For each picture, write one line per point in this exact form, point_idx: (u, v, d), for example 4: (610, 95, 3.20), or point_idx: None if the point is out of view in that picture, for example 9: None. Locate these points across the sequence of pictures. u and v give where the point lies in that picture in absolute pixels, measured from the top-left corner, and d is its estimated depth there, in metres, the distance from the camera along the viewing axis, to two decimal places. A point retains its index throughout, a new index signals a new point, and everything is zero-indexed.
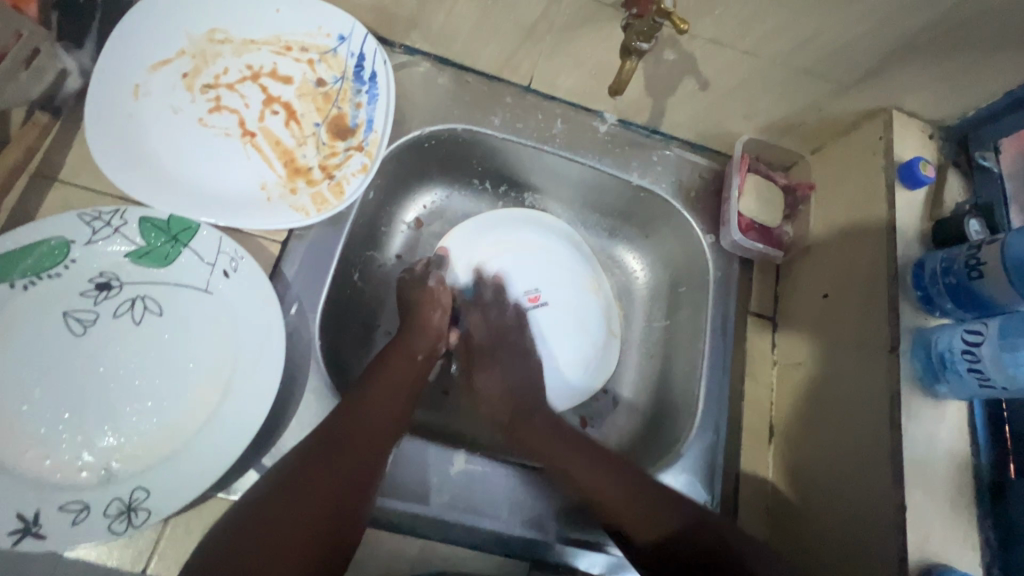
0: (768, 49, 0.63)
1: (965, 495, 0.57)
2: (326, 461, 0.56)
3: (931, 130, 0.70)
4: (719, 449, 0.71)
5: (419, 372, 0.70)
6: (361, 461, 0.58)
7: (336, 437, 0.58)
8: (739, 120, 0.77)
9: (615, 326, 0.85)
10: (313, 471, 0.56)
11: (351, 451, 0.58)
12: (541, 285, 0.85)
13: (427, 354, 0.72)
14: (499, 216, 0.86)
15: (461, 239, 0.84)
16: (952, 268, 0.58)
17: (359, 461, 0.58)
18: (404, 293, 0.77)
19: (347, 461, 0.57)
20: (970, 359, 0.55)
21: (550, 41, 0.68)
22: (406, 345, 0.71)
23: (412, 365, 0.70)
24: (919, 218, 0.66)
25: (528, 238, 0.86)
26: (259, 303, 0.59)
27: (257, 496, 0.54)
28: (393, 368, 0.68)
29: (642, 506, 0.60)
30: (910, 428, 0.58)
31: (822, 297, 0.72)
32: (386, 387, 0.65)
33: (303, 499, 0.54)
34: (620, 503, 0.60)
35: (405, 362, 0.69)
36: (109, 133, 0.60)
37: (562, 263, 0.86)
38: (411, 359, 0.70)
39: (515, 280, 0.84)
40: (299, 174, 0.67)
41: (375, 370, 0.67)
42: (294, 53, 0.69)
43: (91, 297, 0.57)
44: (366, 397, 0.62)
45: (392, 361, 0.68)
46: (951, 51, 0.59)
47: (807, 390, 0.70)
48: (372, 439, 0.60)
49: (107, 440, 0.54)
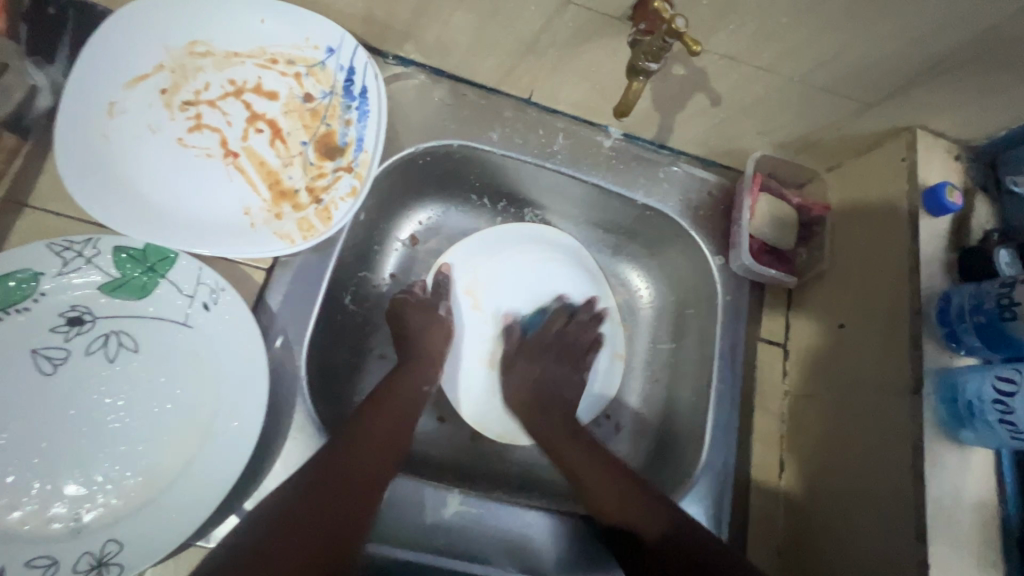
0: (786, 66, 0.59)
1: (990, 549, 0.54)
2: (315, 502, 0.53)
3: (957, 151, 0.66)
4: (727, 486, 0.67)
5: (421, 402, 0.67)
6: (351, 502, 0.55)
7: (327, 476, 0.55)
8: (752, 136, 0.72)
9: (620, 348, 0.81)
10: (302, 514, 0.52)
11: (341, 491, 0.55)
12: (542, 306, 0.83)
13: (432, 386, 0.70)
14: (502, 231, 0.82)
15: (463, 255, 0.80)
16: (982, 306, 0.54)
17: (352, 503, 0.55)
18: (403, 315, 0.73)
19: (340, 502, 0.54)
20: (1001, 410, 0.51)
21: (553, 54, 0.63)
22: (407, 375, 0.68)
23: (413, 395, 0.67)
24: (944, 247, 0.62)
25: (531, 255, 0.83)
26: (241, 339, 0.56)
27: (238, 542, 0.50)
28: (396, 400, 0.65)
29: (642, 503, 0.60)
30: (933, 478, 0.54)
31: (837, 327, 0.68)
32: (382, 421, 0.62)
33: (294, 541, 0.51)
34: (611, 497, 0.62)
35: (408, 393, 0.67)
36: (80, 156, 0.56)
37: (564, 280, 0.83)
38: (416, 392, 0.68)
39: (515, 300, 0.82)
40: (285, 198, 0.63)
41: (368, 403, 0.64)
42: (279, 66, 0.65)
43: (62, 333, 0.54)
44: (358, 433, 0.59)
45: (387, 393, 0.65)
46: (987, 70, 0.55)
47: (820, 425, 0.66)
48: (368, 478, 0.57)
49: (78, 488, 0.51)
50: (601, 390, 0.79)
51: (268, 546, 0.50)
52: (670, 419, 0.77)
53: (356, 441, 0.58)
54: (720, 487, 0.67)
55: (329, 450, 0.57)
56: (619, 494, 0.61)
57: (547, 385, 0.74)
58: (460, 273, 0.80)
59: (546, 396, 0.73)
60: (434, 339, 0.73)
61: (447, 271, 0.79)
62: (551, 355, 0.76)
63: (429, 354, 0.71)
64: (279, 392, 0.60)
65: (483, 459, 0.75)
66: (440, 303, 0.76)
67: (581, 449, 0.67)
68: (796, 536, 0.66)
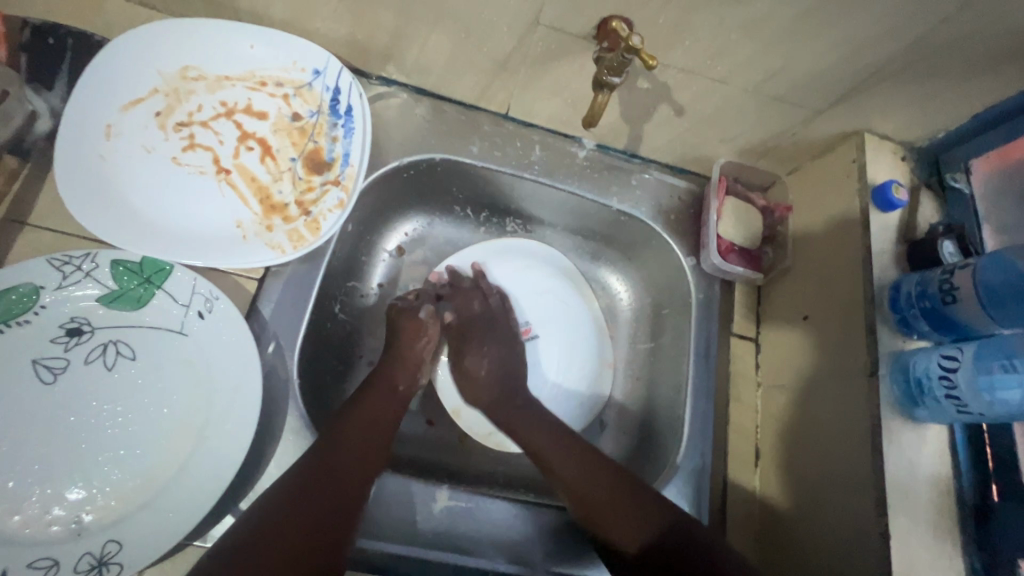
0: (739, 77, 0.64)
1: (947, 520, 0.57)
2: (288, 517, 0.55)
3: (903, 152, 0.72)
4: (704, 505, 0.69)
5: (401, 403, 0.70)
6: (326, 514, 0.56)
7: (306, 485, 0.57)
8: (715, 144, 0.77)
9: (608, 355, 0.86)
10: (277, 533, 0.54)
11: (316, 503, 0.57)
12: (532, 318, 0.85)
13: (408, 386, 0.73)
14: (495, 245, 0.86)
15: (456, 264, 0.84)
16: (926, 292, 0.59)
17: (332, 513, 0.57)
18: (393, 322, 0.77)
19: (315, 516, 0.56)
20: (947, 385, 0.55)
21: (526, 72, 0.68)
22: (388, 375, 0.72)
23: (391, 398, 0.70)
24: (894, 240, 0.67)
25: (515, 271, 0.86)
26: (234, 347, 0.58)
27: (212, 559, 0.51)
28: (380, 404, 0.68)
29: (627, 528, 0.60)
30: (891, 454, 0.57)
31: (802, 319, 0.72)
32: (362, 427, 0.64)
33: (278, 545, 0.53)
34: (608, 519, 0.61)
35: (385, 393, 0.69)
36: (79, 174, 0.59)
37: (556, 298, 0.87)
38: (393, 390, 0.71)
39: None
40: (275, 211, 0.66)
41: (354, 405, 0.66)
42: (268, 88, 0.69)
43: (61, 344, 0.56)
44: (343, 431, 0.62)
45: (373, 394, 0.68)
46: (921, 76, 0.60)
47: (790, 412, 0.70)
48: (342, 487, 0.59)
49: (78, 493, 0.53)
50: (591, 394, 0.83)
51: (266, 526, 0.54)
52: (650, 414, 0.80)
53: (345, 437, 0.62)
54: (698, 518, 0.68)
55: (320, 449, 0.59)
56: (605, 513, 0.61)
57: (504, 372, 0.77)
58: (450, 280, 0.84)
59: (502, 380, 0.76)
60: (409, 337, 0.75)
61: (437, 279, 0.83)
62: (496, 340, 0.78)
63: (409, 353, 0.74)
64: (272, 396, 0.62)
65: (471, 461, 0.77)
66: (423, 307, 0.78)
67: (573, 454, 0.67)
68: (772, 523, 0.69)
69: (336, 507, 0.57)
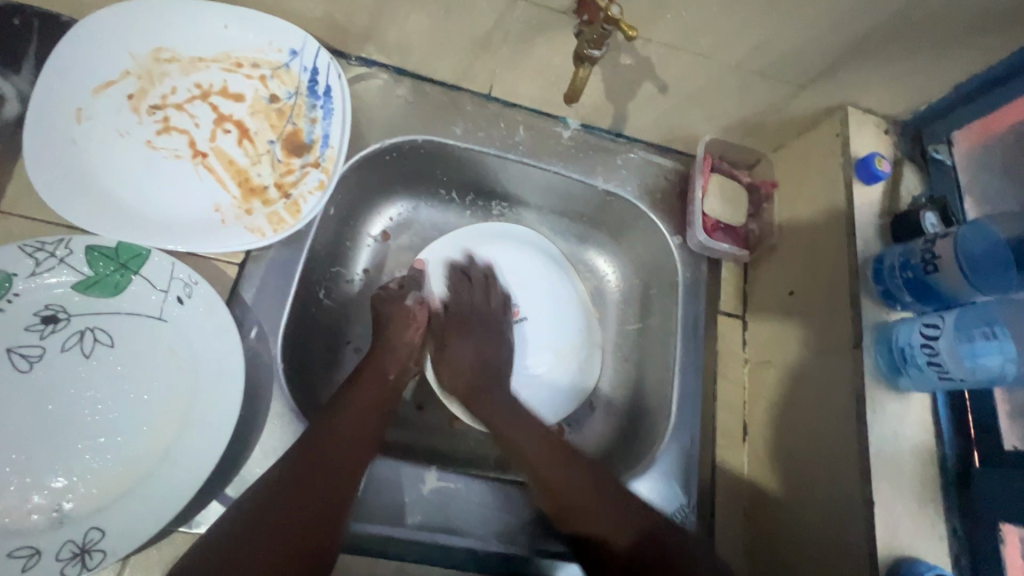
0: (722, 52, 0.63)
1: (931, 487, 0.57)
2: (280, 507, 0.54)
3: (886, 125, 0.71)
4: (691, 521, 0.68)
5: (391, 391, 0.69)
6: (316, 505, 0.56)
7: (293, 475, 0.56)
8: (700, 121, 0.77)
9: (595, 336, 0.83)
10: (272, 523, 0.54)
11: (304, 496, 0.56)
12: (519, 297, 0.83)
13: (399, 373, 0.71)
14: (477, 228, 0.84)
15: (438, 253, 0.81)
16: (909, 262, 0.59)
17: (323, 502, 0.56)
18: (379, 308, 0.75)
19: (312, 498, 0.56)
20: (928, 352, 0.55)
21: (508, 50, 0.67)
22: (377, 365, 0.70)
23: (383, 385, 0.69)
24: (878, 214, 0.67)
25: (500, 253, 0.84)
26: (216, 332, 0.57)
27: (208, 549, 0.51)
28: (371, 390, 0.67)
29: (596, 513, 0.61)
30: (876, 423, 0.58)
31: (788, 294, 0.72)
32: (351, 416, 0.63)
33: (278, 532, 0.53)
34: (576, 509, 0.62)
35: (377, 379, 0.69)
36: (50, 159, 0.58)
37: (539, 276, 0.85)
38: (383, 378, 0.69)
39: None
40: (254, 194, 0.65)
41: (345, 393, 0.65)
42: (244, 69, 0.68)
43: (37, 332, 0.55)
44: (331, 419, 0.61)
45: (363, 382, 0.68)
46: (902, 47, 0.60)
47: (776, 387, 0.70)
48: (329, 480, 0.58)
49: (58, 481, 0.52)
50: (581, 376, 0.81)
51: (261, 515, 0.54)
52: (638, 394, 0.80)
53: (333, 426, 0.61)
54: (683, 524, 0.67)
55: (308, 436, 0.59)
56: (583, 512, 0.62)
57: (483, 355, 0.75)
58: (436, 265, 0.81)
59: (481, 371, 0.74)
60: (398, 325, 0.74)
61: (422, 266, 0.80)
62: (477, 328, 0.77)
63: (400, 341, 0.73)
64: (256, 381, 0.61)
65: (460, 445, 0.77)
66: (410, 292, 0.77)
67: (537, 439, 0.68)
68: (760, 495, 0.69)
69: (326, 500, 0.57)
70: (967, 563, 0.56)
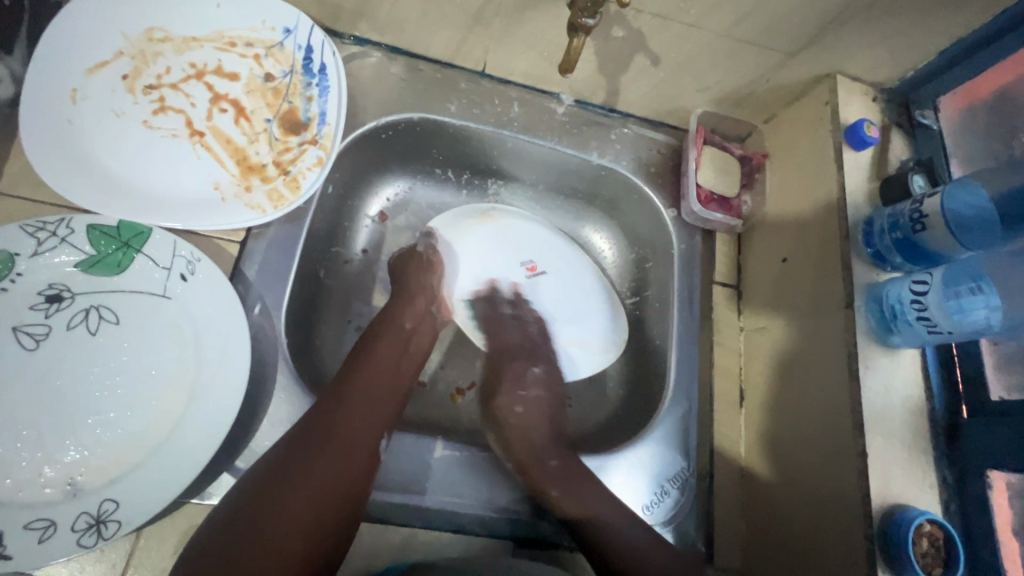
0: (712, 21, 0.64)
1: (922, 438, 0.60)
2: (293, 486, 0.51)
3: (874, 93, 0.73)
4: (690, 485, 0.69)
5: (410, 342, 0.69)
6: (326, 479, 0.53)
7: (309, 435, 0.55)
8: (692, 94, 0.78)
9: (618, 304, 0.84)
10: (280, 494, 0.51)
11: (315, 473, 0.53)
12: (536, 254, 0.84)
13: (416, 322, 0.71)
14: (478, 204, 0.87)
15: (449, 218, 0.82)
16: (898, 223, 0.61)
17: (339, 463, 0.55)
18: (400, 266, 0.76)
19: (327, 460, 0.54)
20: (918, 308, 0.57)
21: (500, 23, 0.68)
22: (391, 316, 0.70)
23: (400, 334, 0.68)
24: (866, 179, 0.68)
25: (508, 220, 0.85)
26: (221, 307, 0.58)
27: (210, 529, 0.49)
28: (386, 348, 0.66)
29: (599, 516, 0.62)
30: (868, 379, 0.60)
31: (781, 262, 0.74)
32: (366, 381, 0.61)
33: (295, 494, 0.51)
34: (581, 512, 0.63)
35: (395, 339, 0.67)
36: (48, 139, 0.58)
37: (552, 242, 0.85)
38: (399, 329, 0.68)
39: (510, 256, 0.83)
40: (253, 172, 0.66)
41: (364, 351, 0.64)
42: (238, 48, 0.68)
43: (42, 310, 0.55)
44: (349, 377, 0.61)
45: (382, 340, 0.66)
46: (886, 14, 0.61)
47: (770, 352, 0.72)
48: (342, 454, 0.55)
49: (70, 455, 0.53)
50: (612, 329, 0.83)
51: (277, 476, 0.52)
52: (637, 364, 0.82)
53: (350, 385, 0.60)
54: (683, 487, 0.69)
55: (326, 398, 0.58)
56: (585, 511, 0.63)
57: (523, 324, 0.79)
58: (447, 230, 0.82)
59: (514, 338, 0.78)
60: (410, 273, 0.75)
61: (433, 232, 0.81)
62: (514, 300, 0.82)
63: (417, 291, 0.73)
64: (261, 355, 0.62)
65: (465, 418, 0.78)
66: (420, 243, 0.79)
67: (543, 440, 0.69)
68: (756, 454, 0.71)
69: (339, 472, 0.54)
70: (956, 508, 0.59)
